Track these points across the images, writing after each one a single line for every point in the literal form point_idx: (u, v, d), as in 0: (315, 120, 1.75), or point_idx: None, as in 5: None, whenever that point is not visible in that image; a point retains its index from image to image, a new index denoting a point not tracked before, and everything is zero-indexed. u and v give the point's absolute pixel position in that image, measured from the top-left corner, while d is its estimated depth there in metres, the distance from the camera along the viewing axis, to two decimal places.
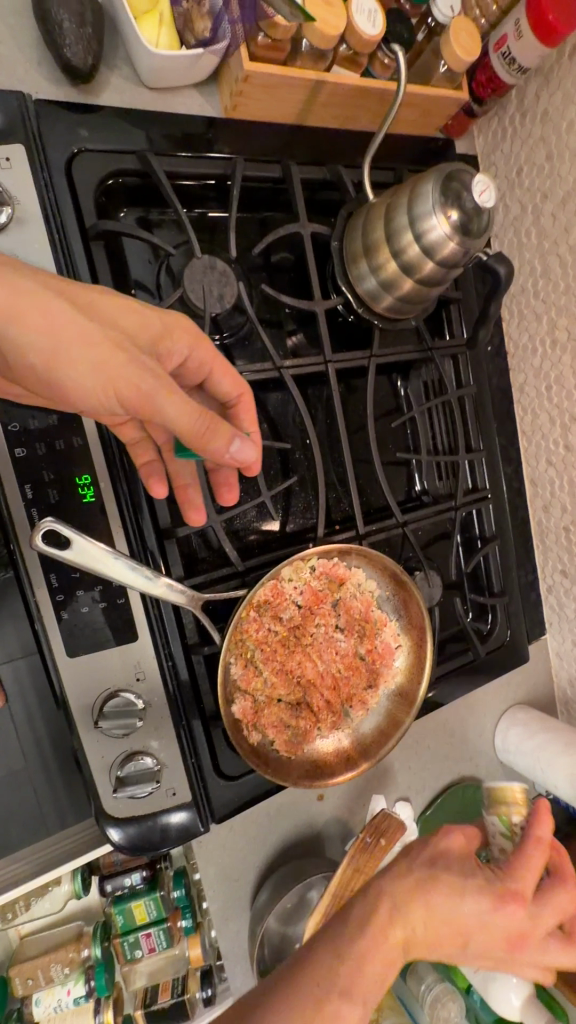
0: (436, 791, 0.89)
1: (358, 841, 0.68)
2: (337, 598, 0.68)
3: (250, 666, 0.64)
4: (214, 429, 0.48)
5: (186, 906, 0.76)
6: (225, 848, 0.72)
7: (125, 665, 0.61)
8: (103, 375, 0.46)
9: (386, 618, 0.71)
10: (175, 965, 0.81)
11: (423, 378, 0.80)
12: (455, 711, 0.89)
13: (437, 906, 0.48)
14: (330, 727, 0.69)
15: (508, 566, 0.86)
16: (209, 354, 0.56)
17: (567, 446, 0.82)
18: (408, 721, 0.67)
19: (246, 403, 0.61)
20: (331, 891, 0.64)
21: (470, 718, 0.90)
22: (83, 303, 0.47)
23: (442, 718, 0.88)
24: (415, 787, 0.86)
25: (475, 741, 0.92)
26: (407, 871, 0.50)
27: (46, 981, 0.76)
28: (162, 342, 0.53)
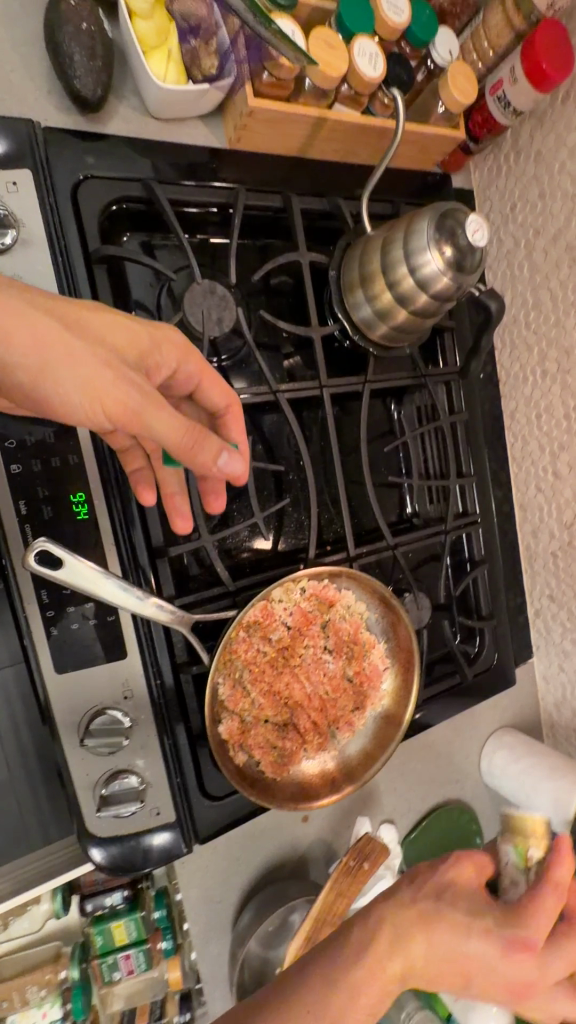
0: (421, 814, 0.89)
1: (342, 863, 0.68)
2: (326, 620, 0.68)
3: (238, 686, 0.64)
4: (203, 442, 0.51)
5: (167, 928, 0.74)
6: (208, 870, 0.72)
7: (112, 682, 0.61)
8: (92, 389, 0.47)
9: (375, 641, 0.72)
10: (153, 988, 0.74)
11: (417, 403, 0.81)
12: (442, 734, 0.90)
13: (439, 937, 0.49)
14: (316, 748, 0.69)
15: (497, 590, 0.87)
16: (199, 364, 0.57)
17: (555, 474, 0.84)
18: (394, 744, 0.68)
19: (233, 415, 0.62)
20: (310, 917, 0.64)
21: (457, 740, 0.91)
22: (82, 327, 0.48)
23: (429, 740, 0.88)
24: (400, 809, 0.86)
25: (460, 764, 0.92)
26: (410, 901, 0.51)
27: (21, 1004, 0.74)
28: (152, 357, 0.54)
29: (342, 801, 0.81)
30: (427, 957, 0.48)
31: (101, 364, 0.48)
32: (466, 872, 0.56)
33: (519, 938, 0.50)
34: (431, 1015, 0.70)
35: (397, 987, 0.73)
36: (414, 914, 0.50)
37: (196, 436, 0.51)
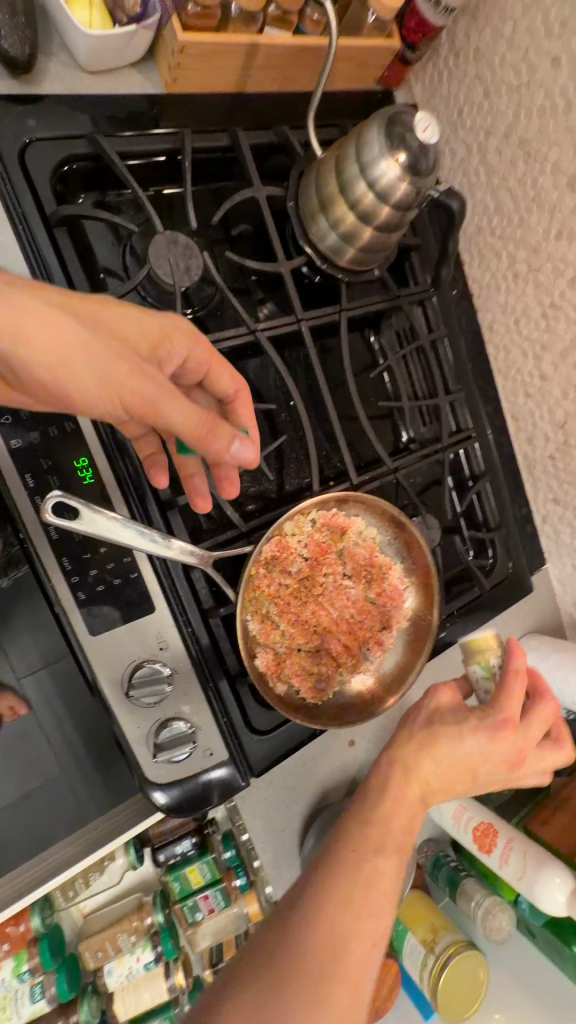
0: None
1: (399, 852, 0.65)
2: (340, 547, 0.70)
3: (267, 620, 0.66)
4: (217, 430, 0.53)
5: (239, 864, 0.78)
6: (268, 801, 0.74)
7: (146, 634, 0.64)
8: (112, 386, 0.49)
9: (391, 565, 0.74)
10: (236, 924, 0.79)
11: (395, 327, 0.82)
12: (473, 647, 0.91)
13: (439, 750, 0.53)
14: (353, 675, 0.71)
15: (502, 500, 0.89)
16: (207, 351, 0.57)
17: (541, 376, 0.85)
18: (426, 652, 0.70)
19: (243, 399, 0.63)
20: None
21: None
22: (93, 321, 0.49)
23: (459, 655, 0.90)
24: None
25: None
26: (407, 737, 0.55)
27: (115, 951, 0.75)
28: (162, 347, 0.55)
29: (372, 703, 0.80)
30: (437, 776, 0.52)
31: (90, 335, 0.48)
32: (442, 697, 0.58)
33: (499, 721, 0.54)
34: (499, 900, 0.74)
35: (463, 882, 0.76)
36: (418, 741, 0.54)
37: (210, 422, 0.53)
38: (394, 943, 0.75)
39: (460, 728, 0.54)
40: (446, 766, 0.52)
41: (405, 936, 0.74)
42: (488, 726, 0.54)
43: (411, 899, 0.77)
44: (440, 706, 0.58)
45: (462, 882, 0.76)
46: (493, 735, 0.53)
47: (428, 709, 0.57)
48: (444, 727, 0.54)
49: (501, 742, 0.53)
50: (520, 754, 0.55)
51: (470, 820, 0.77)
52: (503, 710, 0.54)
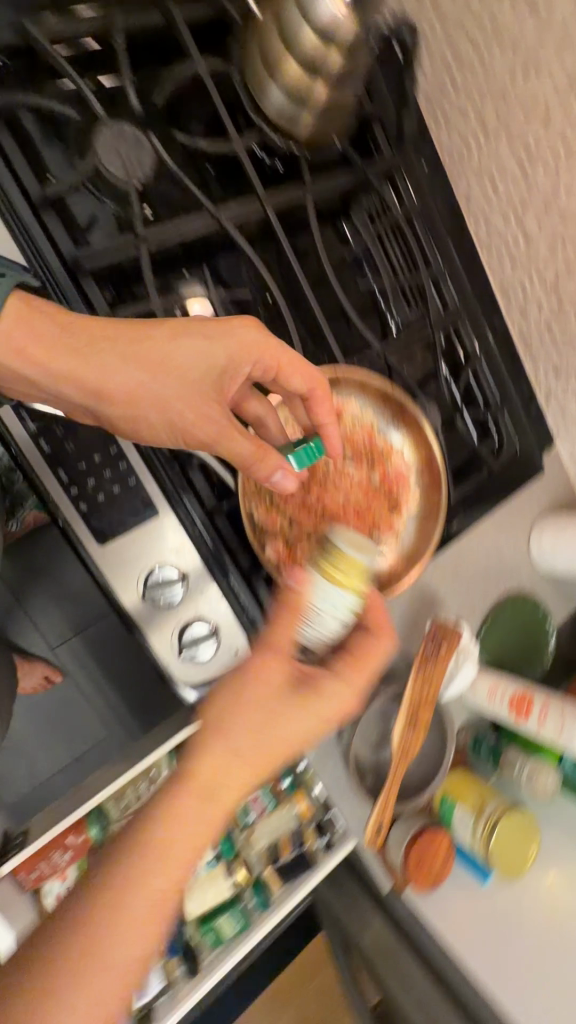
0: (485, 611, 0.87)
1: (417, 680, 0.71)
2: (337, 432, 0.69)
3: (272, 508, 0.66)
4: (262, 462, 0.60)
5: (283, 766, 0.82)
6: None
7: (155, 537, 0.64)
8: (166, 418, 0.59)
9: (393, 447, 0.72)
10: (287, 821, 0.82)
11: (366, 207, 0.76)
12: (490, 531, 0.88)
13: (230, 739, 0.49)
14: (369, 561, 0.70)
15: (500, 376, 0.87)
16: (273, 359, 0.60)
17: (526, 236, 0.81)
18: (439, 525, 0.69)
19: (319, 398, 0.63)
20: (395, 755, 0.70)
21: (503, 533, 0.89)
22: (147, 357, 0.57)
23: (477, 541, 0.87)
24: (465, 612, 0.86)
25: (511, 556, 0.90)
26: (207, 748, 0.49)
27: None
28: (226, 373, 0.60)
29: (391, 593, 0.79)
30: (226, 770, 0.49)
31: (132, 373, 0.57)
32: (277, 668, 0.53)
33: (316, 684, 0.54)
34: (544, 762, 0.75)
35: (504, 750, 0.77)
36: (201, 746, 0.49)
37: (257, 452, 0.59)
38: (443, 818, 0.76)
39: (287, 709, 0.52)
40: (231, 761, 0.49)
41: (453, 810, 0.75)
42: (297, 704, 0.52)
43: (456, 775, 0.78)
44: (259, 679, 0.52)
45: (505, 752, 0.78)
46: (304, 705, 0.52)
47: (236, 691, 0.52)
48: (264, 702, 0.51)
49: (356, 673, 0.55)
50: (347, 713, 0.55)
51: (505, 692, 0.77)
52: (349, 670, 0.55)
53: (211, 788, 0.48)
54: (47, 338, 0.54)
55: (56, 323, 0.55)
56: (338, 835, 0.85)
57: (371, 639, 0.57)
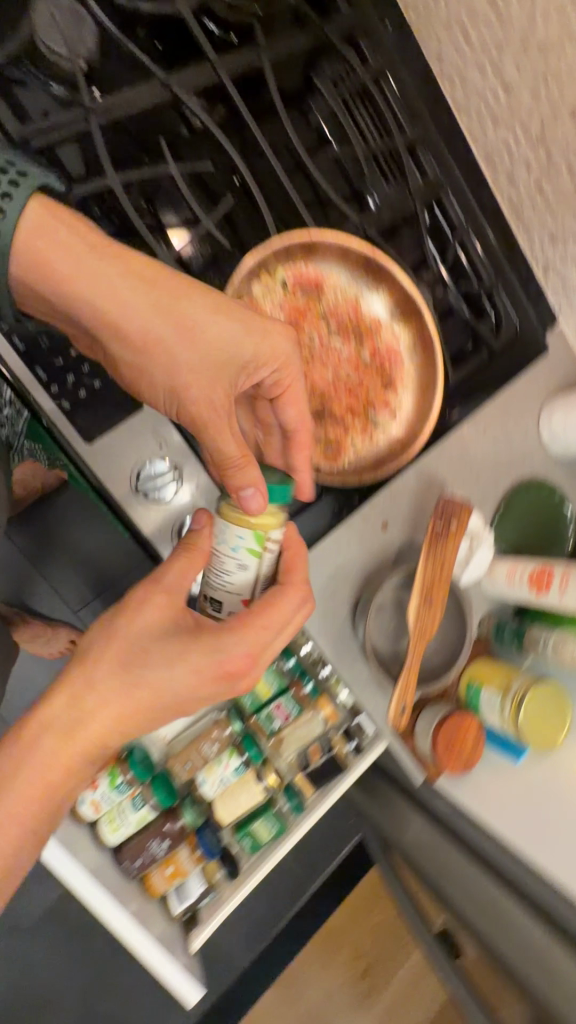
0: (498, 501, 0.83)
1: (426, 557, 0.68)
2: (321, 307, 0.65)
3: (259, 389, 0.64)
4: (242, 471, 0.55)
5: (304, 671, 0.82)
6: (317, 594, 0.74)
7: (142, 431, 0.63)
8: (174, 382, 0.56)
9: (381, 321, 0.68)
10: (311, 729, 0.81)
11: (330, 72, 0.72)
12: (496, 418, 0.84)
13: (94, 688, 0.51)
14: (366, 440, 0.68)
15: (492, 250, 0.82)
16: (288, 374, 0.58)
17: (506, 87, 0.75)
18: (438, 394, 0.66)
19: (303, 435, 0.63)
20: (411, 643, 0.66)
21: (510, 420, 0.85)
22: (171, 316, 0.54)
23: (482, 428, 0.83)
24: (477, 503, 0.82)
25: (521, 443, 0.85)
26: (76, 692, 0.51)
27: (204, 763, 0.76)
28: (243, 368, 0.57)
29: (395, 483, 0.76)
30: (101, 723, 0.51)
31: (149, 320, 0.54)
32: (152, 612, 0.54)
33: (201, 639, 0.54)
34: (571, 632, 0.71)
35: (529, 629, 0.74)
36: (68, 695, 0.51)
37: (244, 458, 0.57)
38: (471, 702, 0.74)
39: (159, 661, 0.53)
40: (101, 711, 0.51)
41: (480, 694, 0.73)
42: (183, 652, 0.54)
43: (482, 662, 0.76)
44: (138, 623, 0.53)
45: (529, 629, 0.75)
46: (193, 658, 0.54)
47: (112, 638, 0.53)
48: (136, 648, 0.53)
49: (253, 629, 0.56)
50: (231, 676, 0.56)
51: (524, 570, 0.74)
52: (245, 630, 0.56)
53: (87, 729, 0.50)
54: (84, 262, 0.51)
55: (90, 250, 0.52)
56: (369, 740, 0.82)
57: (282, 597, 0.58)
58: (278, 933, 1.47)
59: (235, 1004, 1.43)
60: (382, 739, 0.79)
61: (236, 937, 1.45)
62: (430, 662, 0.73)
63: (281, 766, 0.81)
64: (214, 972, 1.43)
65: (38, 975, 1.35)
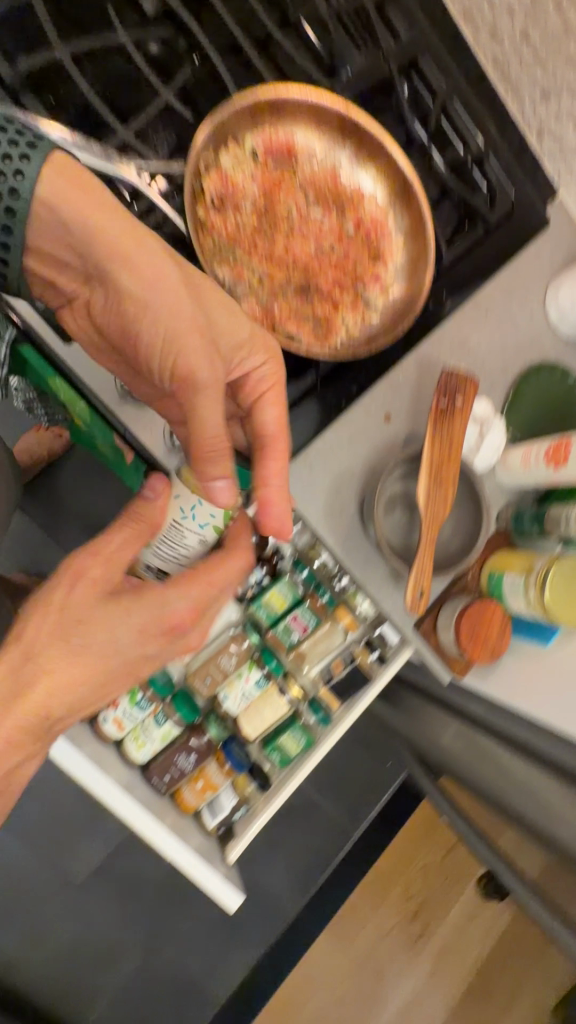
0: (507, 388, 0.79)
1: (432, 435, 0.64)
2: (296, 176, 0.61)
3: (238, 266, 0.60)
4: (216, 459, 0.57)
5: (319, 582, 0.79)
6: (323, 490, 0.70)
7: None
8: (167, 346, 0.55)
9: (364, 192, 0.63)
10: (330, 641, 0.79)
11: None
12: (499, 301, 0.78)
13: (44, 660, 0.54)
14: (359, 323, 0.64)
15: (479, 112, 0.75)
16: (275, 385, 0.60)
17: None
18: (430, 254, 0.61)
19: (279, 446, 0.60)
20: (425, 526, 0.63)
21: (515, 300, 0.79)
22: (187, 285, 0.55)
23: (483, 313, 0.77)
24: (484, 391, 0.78)
25: (528, 326, 0.80)
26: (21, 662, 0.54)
27: (224, 678, 0.75)
28: (233, 365, 0.58)
29: (393, 373, 0.72)
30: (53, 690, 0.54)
31: (155, 275, 0.54)
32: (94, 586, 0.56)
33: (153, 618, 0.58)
34: None
35: (548, 510, 0.69)
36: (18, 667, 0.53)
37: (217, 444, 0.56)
38: (494, 592, 0.71)
39: (108, 632, 0.56)
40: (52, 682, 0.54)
41: (502, 579, 0.70)
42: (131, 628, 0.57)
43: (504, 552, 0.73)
44: (83, 597, 0.56)
45: (548, 510, 0.70)
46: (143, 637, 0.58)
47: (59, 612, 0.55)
48: (83, 623, 0.55)
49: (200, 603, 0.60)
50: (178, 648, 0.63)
51: (540, 449, 0.70)
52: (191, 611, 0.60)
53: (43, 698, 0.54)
54: (113, 219, 0.52)
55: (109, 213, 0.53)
56: (392, 649, 0.78)
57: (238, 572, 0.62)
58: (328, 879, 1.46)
59: (292, 950, 1.44)
60: (406, 645, 0.75)
61: (286, 884, 1.44)
62: (444, 554, 0.70)
63: (305, 680, 0.79)
64: (267, 918, 1.43)
65: (96, 934, 1.37)
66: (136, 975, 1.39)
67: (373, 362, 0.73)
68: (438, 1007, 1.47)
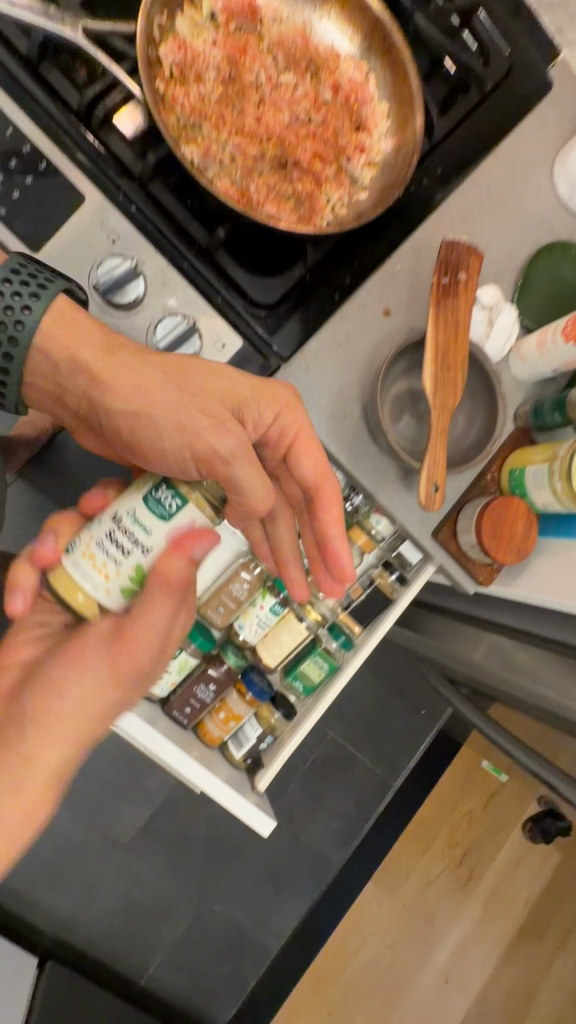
0: (517, 275, 0.72)
1: (436, 316, 0.59)
2: (262, 39, 0.56)
3: (206, 141, 0.54)
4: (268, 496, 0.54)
5: None
6: (324, 396, 0.65)
7: (89, 230, 0.56)
8: (172, 421, 0.51)
9: (340, 53, 0.58)
10: (346, 562, 0.76)
11: None
12: (501, 178, 0.71)
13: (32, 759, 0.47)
14: (345, 200, 0.58)
15: None
16: (297, 425, 0.57)
17: None
18: (419, 108, 0.56)
19: (329, 490, 0.60)
20: (435, 417, 0.58)
21: (519, 176, 0.71)
22: (181, 375, 0.52)
23: (485, 192, 0.70)
24: (492, 279, 0.71)
25: (535, 204, 0.72)
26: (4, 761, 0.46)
27: (237, 606, 0.72)
28: (247, 409, 0.55)
29: (390, 262, 0.66)
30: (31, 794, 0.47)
31: (129, 356, 0.51)
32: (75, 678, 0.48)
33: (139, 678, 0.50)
34: None
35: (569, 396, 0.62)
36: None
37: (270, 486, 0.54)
38: (516, 490, 0.65)
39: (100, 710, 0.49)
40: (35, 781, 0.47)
41: (524, 475, 0.64)
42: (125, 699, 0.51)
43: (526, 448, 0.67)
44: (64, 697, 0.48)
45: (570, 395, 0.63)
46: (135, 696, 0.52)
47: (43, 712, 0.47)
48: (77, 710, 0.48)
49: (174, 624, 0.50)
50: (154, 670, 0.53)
51: (556, 329, 0.63)
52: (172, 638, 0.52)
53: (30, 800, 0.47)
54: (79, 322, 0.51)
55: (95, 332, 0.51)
56: (413, 568, 0.75)
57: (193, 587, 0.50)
58: (369, 830, 1.43)
59: (342, 904, 1.42)
60: (429, 562, 0.71)
61: (328, 838, 1.41)
62: (459, 452, 0.65)
63: (322, 607, 0.75)
64: (313, 874, 1.40)
65: (144, 916, 1.31)
66: (188, 953, 1.34)
67: (366, 251, 0.66)
68: (490, 947, 1.47)
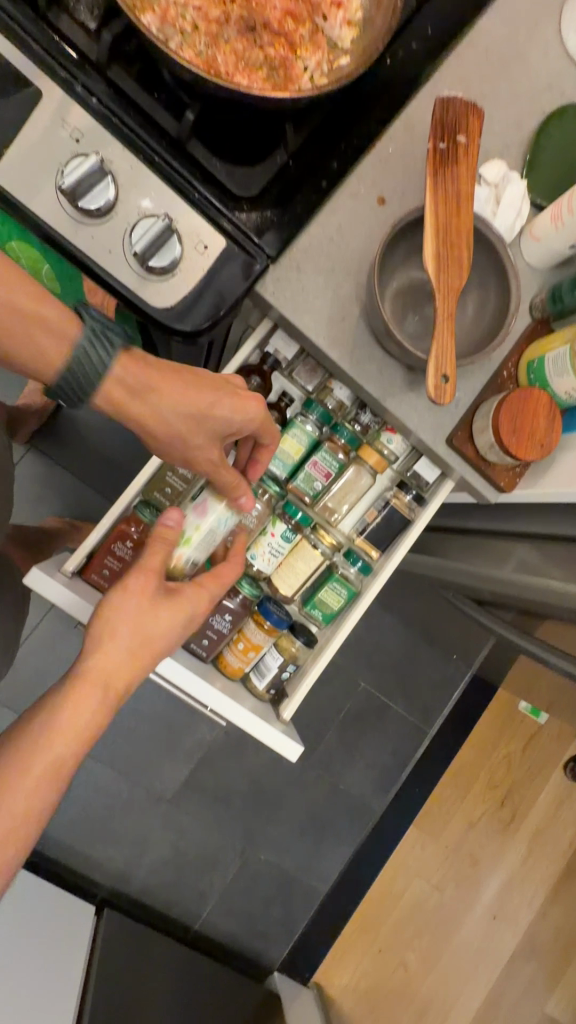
0: (527, 148, 0.64)
1: (435, 184, 0.53)
2: None
3: (165, 11, 0.49)
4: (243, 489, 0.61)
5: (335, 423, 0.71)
6: (321, 299, 0.60)
7: (51, 131, 0.53)
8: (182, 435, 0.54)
9: None
10: (358, 485, 0.72)
11: None
12: (502, 38, 0.63)
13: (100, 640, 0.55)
14: (325, 66, 0.52)
15: None
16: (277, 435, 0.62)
17: None
18: None
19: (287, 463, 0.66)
20: (440, 297, 0.53)
21: (523, 33, 0.63)
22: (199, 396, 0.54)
23: (484, 56, 0.62)
24: (499, 155, 0.64)
25: (544, 63, 0.64)
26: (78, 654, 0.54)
27: (249, 537, 0.72)
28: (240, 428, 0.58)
29: (381, 144, 0.60)
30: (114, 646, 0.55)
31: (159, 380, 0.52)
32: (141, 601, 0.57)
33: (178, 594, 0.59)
34: None
35: None
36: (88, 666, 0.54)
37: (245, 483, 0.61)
38: (537, 382, 0.60)
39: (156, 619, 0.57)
40: (112, 644, 0.55)
41: (544, 363, 0.59)
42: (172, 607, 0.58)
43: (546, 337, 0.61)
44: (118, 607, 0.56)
45: None
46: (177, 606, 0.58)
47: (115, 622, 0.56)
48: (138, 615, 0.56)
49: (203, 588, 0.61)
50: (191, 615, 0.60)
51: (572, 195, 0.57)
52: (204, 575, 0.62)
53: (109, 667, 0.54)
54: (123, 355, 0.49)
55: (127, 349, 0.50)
56: (431, 487, 0.71)
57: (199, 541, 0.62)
58: (408, 774, 1.43)
59: (385, 848, 1.42)
60: (448, 475, 0.68)
61: (368, 785, 1.42)
62: (470, 345, 0.61)
63: (338, 532, 0.73)
64: (354, 819, 1.42)
65: (192, 866, 1.34)
66: (238, 899, 1.36)
67: (355, 135, 0.61)
68: (538, 886, 1.44)
